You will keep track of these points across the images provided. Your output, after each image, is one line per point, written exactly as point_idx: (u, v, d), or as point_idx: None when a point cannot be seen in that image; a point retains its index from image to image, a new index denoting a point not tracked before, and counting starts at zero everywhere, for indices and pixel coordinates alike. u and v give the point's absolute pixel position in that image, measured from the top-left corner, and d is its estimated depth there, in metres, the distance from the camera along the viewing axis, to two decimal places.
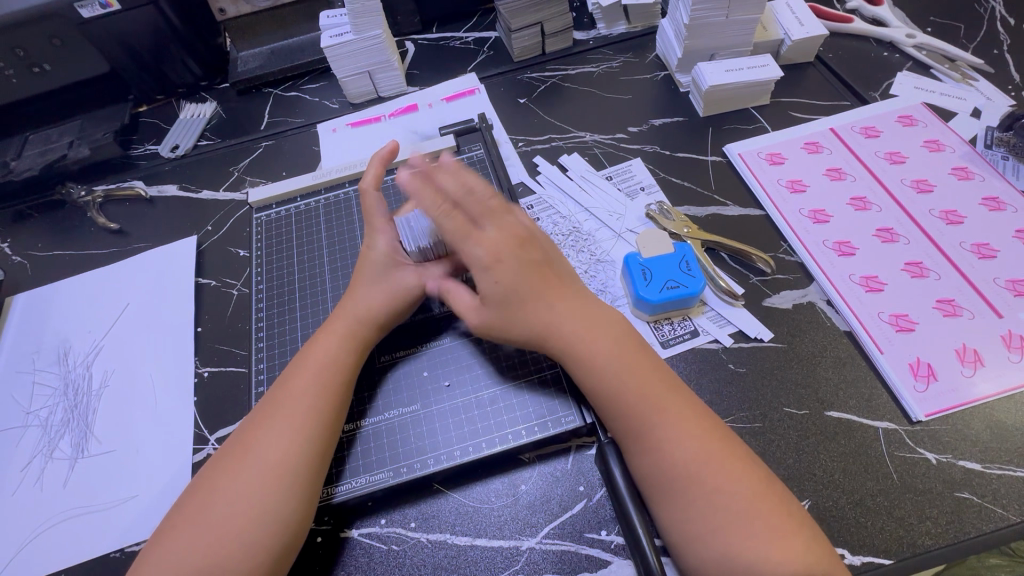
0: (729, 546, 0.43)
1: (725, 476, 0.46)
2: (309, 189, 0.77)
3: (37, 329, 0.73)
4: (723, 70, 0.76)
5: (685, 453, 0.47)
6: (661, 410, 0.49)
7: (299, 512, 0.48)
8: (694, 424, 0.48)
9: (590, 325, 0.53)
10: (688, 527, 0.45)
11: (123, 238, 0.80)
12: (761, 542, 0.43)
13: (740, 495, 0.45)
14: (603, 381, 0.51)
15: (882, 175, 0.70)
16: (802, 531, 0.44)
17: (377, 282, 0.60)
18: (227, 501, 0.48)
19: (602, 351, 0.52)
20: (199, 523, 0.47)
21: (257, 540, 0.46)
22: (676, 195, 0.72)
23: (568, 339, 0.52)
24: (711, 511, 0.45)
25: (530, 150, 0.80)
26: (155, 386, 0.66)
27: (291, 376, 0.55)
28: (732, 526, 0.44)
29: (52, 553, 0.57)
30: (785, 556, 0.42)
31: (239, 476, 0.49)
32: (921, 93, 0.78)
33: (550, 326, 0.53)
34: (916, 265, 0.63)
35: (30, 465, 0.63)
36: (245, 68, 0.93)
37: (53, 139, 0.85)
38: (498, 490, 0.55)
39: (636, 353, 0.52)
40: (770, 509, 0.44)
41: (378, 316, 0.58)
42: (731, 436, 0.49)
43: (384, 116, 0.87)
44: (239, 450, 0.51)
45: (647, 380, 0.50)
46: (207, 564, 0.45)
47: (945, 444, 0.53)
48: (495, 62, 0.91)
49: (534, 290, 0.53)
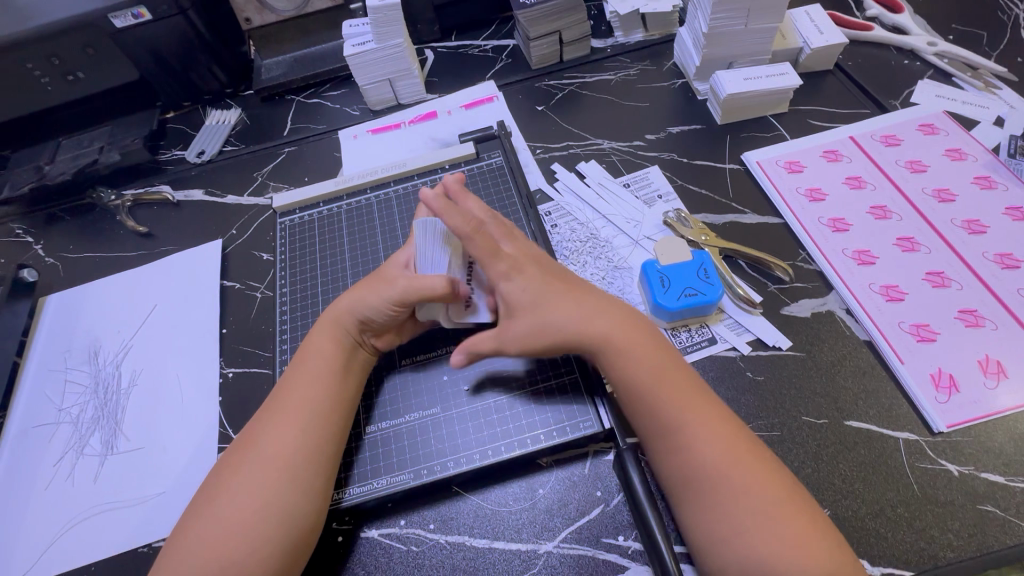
0: (755, 551, 0.43)
1: (754, 481, 0.46)
2: (331, 195, 0.79)
3: (69, 328, 0.76)
4: (741, 78, 0.76)
5: (712, 457, 0.47)
6: (685, 416, 0.49)
7: (304, 506, 0.49)
8: (721, 432, 0.48)
9: (619, 325, 0.53)
10: (716, 532, 0.45)
11: (151, 241, 0.82)
12: (788, 548, 0.43)
13: (768, 502, 0.45)
14: (632, 383, 0.51)
15: (903, 185, 0.70)
16: (825, 539, 0.44)
17: (372, 287, 0.59)
18: (234, 495, 0.49)
19: (635, 350, 0.52)
20: (208, 516, 0.49)
21: (265, 533, 0.47)
22: (694, 203, 0.73)
23: (600, 337, 0.52)
24: (738, 517, 0.45)
25: (548, 157, 0.81)
26: (182, 385, 0.68)
27: (290, 375, 0.57)
28: (759, 532, 0.44)
29: (82, 547, 0.58)
30: (812, 563, 0.42)
31: (245, 469, 0.51)
32: (942, 102, 0.78)
33: (578, 328, 0.53)
34: (938, 274, 0.62)
35: (62, 461, 0.65)
36: (269, 76, 0.95)
37: (84, 145, 0.88)
38: (516, 493, 0.55)
39: (659, 358, 0.52)
40: (796, 515, 0.44)
41: (357, 309, 0.58)
42: (757, 441, 0.49)
43: (404, 122, 0.88)
44: (244, 446, 0.53)
45: (676, 385, 0.50)
46: (217, 555, 0.47)
47: (966, 456, 0.53)
48: (513, 69, 0.92)
49: (560, 294, 0.54)
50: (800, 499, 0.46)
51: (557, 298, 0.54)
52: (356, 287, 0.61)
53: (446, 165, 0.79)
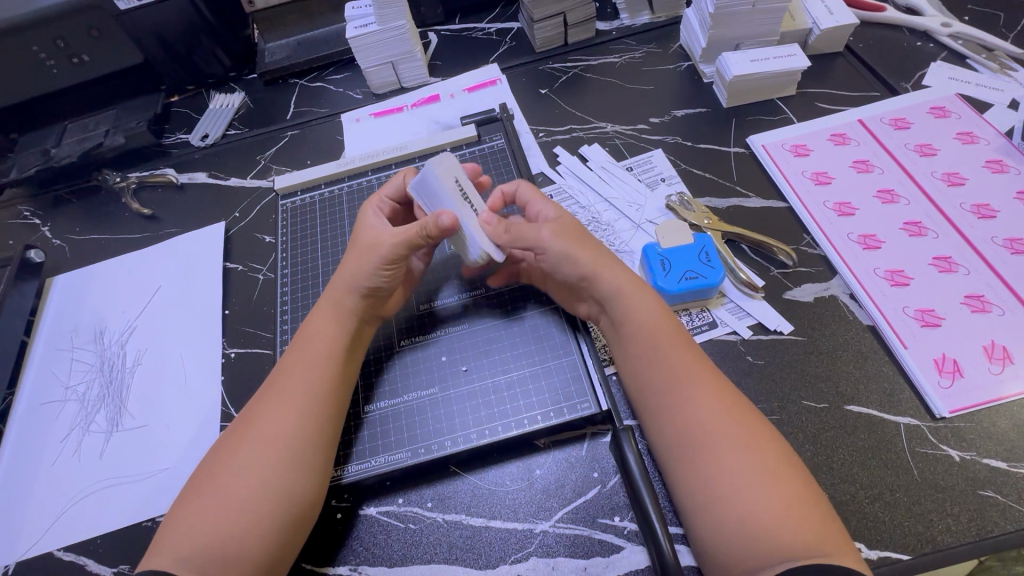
0: (753, 509, 0.42)
1: (749, 443, 0.45)
2: (333, 176, 0.79)
3: (76, 308, 0.77)
4: (748, 60, 0.75)
5: (719, 419, 0.46)
6: (685, 376, 0.49)
7: (302, 484, 0.50)
8: (720, 398, 0.48)
9: (631, 282, 0.55)
10: (716, 489, 0.44)
11: (156, 224, 0.83)
12: (786, 512, 0.42)
13: (764, 465, 0.44)
14: (640, 339, 0.52)
15: (912, 167, 0.68)
16: (820, 511, 0.43)
17: (357, 249, 0.60)
18: (234, 473, 0.49)
19: (645, 306, 0.53)
20: (208, 494, 0.49)
21: (263, 510, 0.48)
22: (697, 186, 0.72)
23: (613, 288, 0.54)
24: (739, 479, 0.43)
25: (551, 140, 0.80)
26: (186, 364, 0.69)
27: (289, 357, 0.57)
28: (757, 492, 0.43)
29: (88, 520, 0.59)
30: (804, 529, 0.41)
31: (244, 449, 0.51)
32: (956, 84, 0.76)
33: (595, 275, 0.55)
34: (944, 259, 0.61)
35: (69, 437, 0.66)
36: (272, 59, 0.95)
37: (90, 128, 0.88)
38: (513, 474, 0.55)
39: (664, 323, 0.53)
40: (795, 484, 0.43)
41: (352, 280, 0.58)
42: (757, 415, 0.48)
43: (407, 106, 0.88)
44: (243, 427, 0.53)
45: (678, 348, 0.51)
46: (214, 532, 0.46)
47: (969, 442, 0.52)
48: (517, 52, 0.92)
49: (584, 243, 0.57)
50: (796, 469, 0.45)
51: (581, 236, 0.58)
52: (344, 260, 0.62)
53: (448, 148, 0.78)
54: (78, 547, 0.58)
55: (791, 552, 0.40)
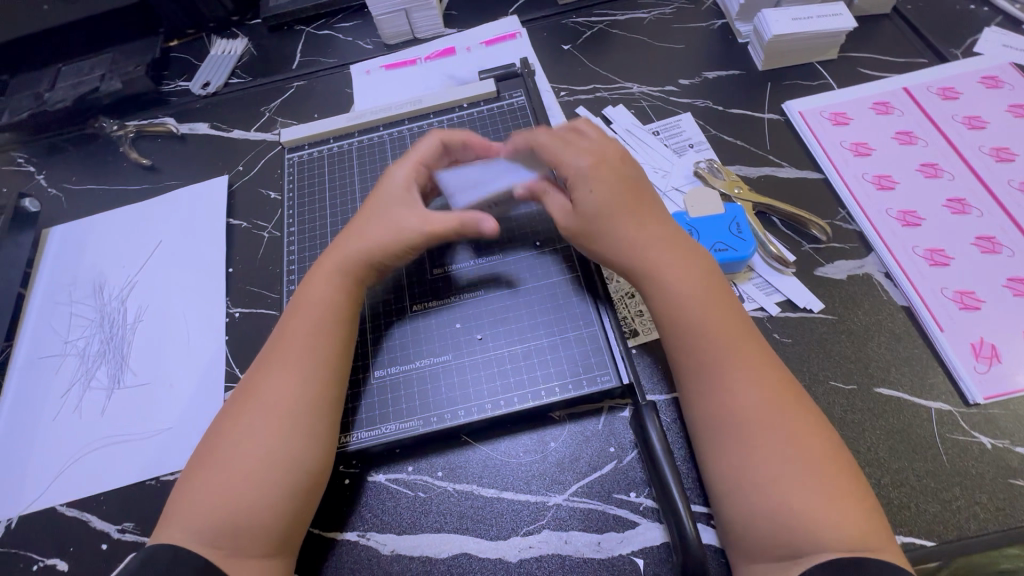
0: (782, 500, 0.41)
1: (789, 431, 0.43)
2: (341, 131, 0.74)
3: (73, 261, 0.74)
4: (789, 19, 0.70)
5: (757, 402, 0.44)
6: (725, 354, 0.46)
7: (313, 453, 0.48)
8: (758, 380, 0.45)
9: (677, 248, 0.51)
10: (747, 476, 0.42)
11: (155, 175, 0.79)
12: (819, 506, 0.40)
13: (802, 456, 0.42)
14: (677, 309, 0.49)
15: (958, 140, 0.64)
16: (863, 505, 0.40)
17: (382, 220, 0.57)
18: (238, 444, 0.47)
19: (693, 280, 0.50)
20: (213, 468, 0.47)
21: (272, 479, 0.46)
22: (727, 154, 0.68)
23: (659, 258, 0.51)
24: (766, 465, 0.42)
25: (573, 100, 0.76)
26: (189, 322, 0.66)
27: (288, 323, 0.54)
28: (791, 482, 0.41)
29: (90, 476, 0.58)
30: (838, 525, 0.39)
31: (247, 418, 0.48)
32: (1010, 52, 0.71)
33: (628, 247, 0.51)
34: (988, 239, 0.58)
35: (69, 392, 0.65)
36: (277, 3, 0.89)
37: (86, 71, 0.83)
38: (526, 445, 0.54)
39: (718, 295, 0.49)
40: (830, 474, 0.41)
41: (378, 257, 0.56)
42: (799, 390, 0.46)
43: (420, 58, 0.83)
44: (244, 396, 0.50)
45: (726, 322, 0.48)
46: (222, 504, 0.45)
47: (1002, 429, 0.50)
48: (539, 4, 0.86)
49: (621, 213, 0.52)
50: (837, 458, 0.42)
51: (621, 210, 0.53)
52: (354, 223, 0.59)
53: (465, 104, 0.74)
54: (81, 503, 0.57)
55: (820, 540, 0.39)
